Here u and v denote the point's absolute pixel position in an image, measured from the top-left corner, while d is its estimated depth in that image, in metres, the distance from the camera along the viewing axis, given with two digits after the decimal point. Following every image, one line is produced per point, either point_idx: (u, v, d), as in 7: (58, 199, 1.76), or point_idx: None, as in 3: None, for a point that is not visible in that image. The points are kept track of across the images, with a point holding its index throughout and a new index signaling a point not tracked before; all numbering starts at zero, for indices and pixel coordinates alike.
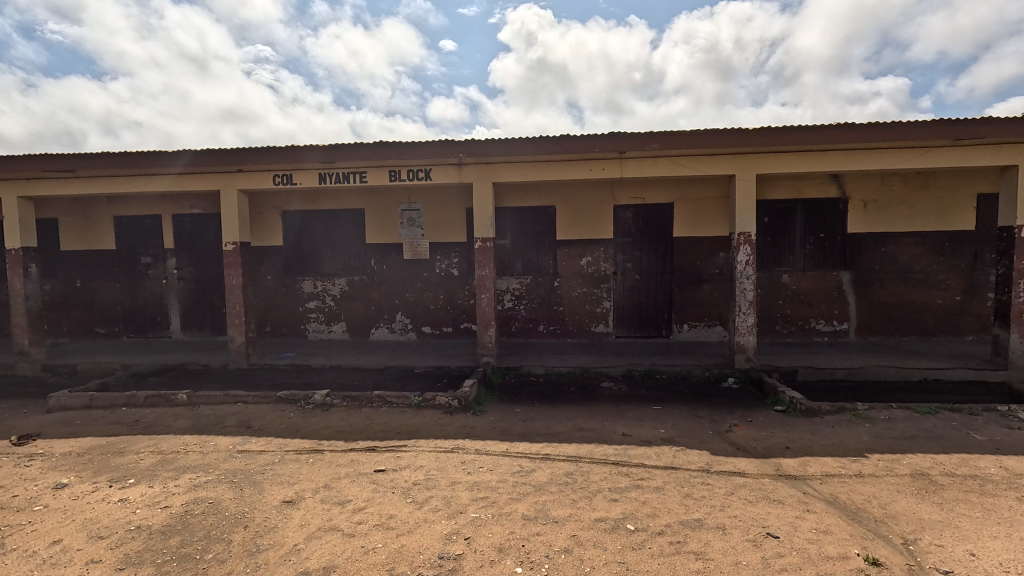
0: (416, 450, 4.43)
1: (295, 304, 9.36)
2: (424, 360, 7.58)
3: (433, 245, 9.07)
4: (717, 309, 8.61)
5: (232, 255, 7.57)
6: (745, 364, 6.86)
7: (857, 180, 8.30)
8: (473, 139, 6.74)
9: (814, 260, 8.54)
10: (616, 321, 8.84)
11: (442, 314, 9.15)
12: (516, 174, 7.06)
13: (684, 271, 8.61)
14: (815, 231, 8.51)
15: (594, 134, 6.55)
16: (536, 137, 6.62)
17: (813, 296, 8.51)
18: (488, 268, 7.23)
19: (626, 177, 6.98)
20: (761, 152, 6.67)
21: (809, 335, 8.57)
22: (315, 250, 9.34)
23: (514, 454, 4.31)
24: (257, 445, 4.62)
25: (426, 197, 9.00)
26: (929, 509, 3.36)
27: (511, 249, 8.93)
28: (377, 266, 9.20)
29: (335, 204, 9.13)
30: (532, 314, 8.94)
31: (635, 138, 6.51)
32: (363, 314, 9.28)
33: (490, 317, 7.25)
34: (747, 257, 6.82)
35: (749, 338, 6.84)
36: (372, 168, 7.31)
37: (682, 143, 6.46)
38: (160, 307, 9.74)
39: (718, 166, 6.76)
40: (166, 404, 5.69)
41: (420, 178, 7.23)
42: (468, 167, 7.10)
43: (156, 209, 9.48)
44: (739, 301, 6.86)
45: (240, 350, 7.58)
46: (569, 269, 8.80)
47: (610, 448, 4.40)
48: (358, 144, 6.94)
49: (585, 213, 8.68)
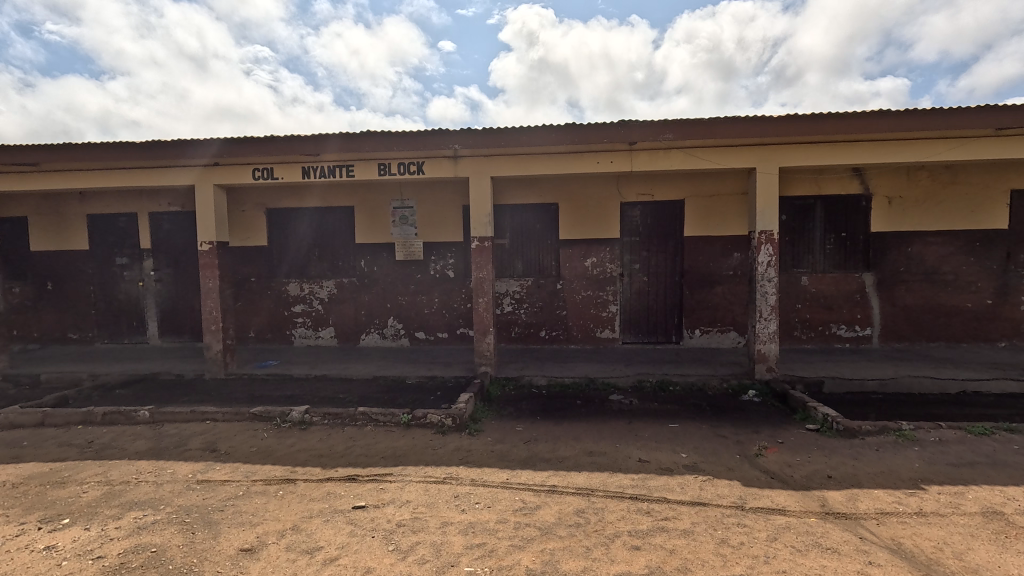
0: (401, 481, 3.85)
1: (280, 308, 8.78)
2: (417, 370, 6.99)
3: (427, 245, 8.50)
4: (731, 313, 8.05)
5: (207, 256, 6.96)
6: (766, 374, 6.28)
7: (880, 175, 7.74)
8: (469, 129, 6.16)
9: (834, 260, 7.97)
10: (623, 326, 8.28)
11: (437, 318, 8.57)
12: (518, 167, 6.47)
13: (696, 273, 8.05)
14: (836, 230, 7.95)
15: (602, 122, 5.97)
16: (539, 126, 6.04)
17: (834, 299, 7.94)
18: (486, 269, 6.65)
19: (636, 171, 6.41)
20: (783, 143, 6.11)
21: (829, 340, 8.00)
22: (301, 250, 8.76)
23: (515, 486, 3.73)
24: (221, 473, 4.03)
25: (420, 193, 8.42)
26: (1017, 562, 2.78)
27: (510, 250, 8.36)
28: (367, 267, 8.63)
29: (323, 201, 8.55)
30: (533, 318, 8.37)
31: (647, 127, 5.93)
32: (353, 319, 8.71)
33: (488, 323, 6.65)
34: (769, 258, 6.23)
35: (771, 346, 6.26)
36: (360, 161, 6.73)
37: (699, 133, 5.90)
38: (137, 310, 9.15)
39: (737, 159, 6.19)
40: (126, 422, 5.10)
41: (411, 172, 6.66)
42: (464, 159, 6.52)
43: (132, 206, 8.90)
44: (760, 306, 6.28)
45: (217, 359, 6.99)
46: (572, 271, 8.24)
47: (626, 478, 3.82)
48: (344, 134, 6.36)
49: (590, 211, 8.11)
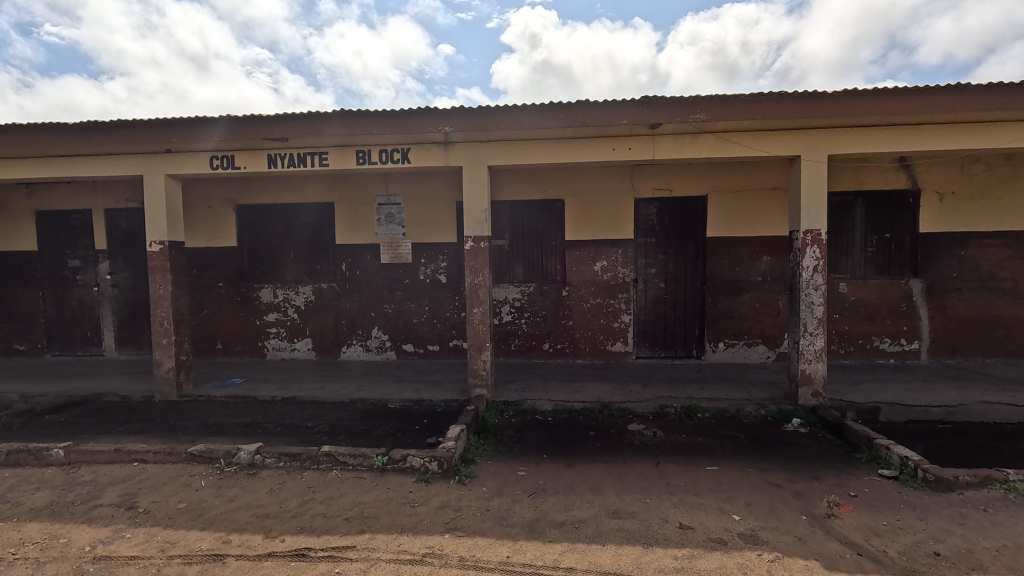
0: (366, 560, 2.87)
1: (251, 316, 7.82)
2: (402, 391, 6.04)
3: (416, 247, 7.55)
4: (760, 325, 7.11)
5: (157, 258, 5.96)
6: (812, 400, 5.34)
7: (930, 167, 6.81)
8: (461, 107, 5.19)
9: (876, 265, 7.04)
10: (637, 338, 7.33)
11: (426, 329, 7.60)
12: (520, 155, 5.52)
13: (719, 279, 7.12)
14: (879, 231, 7.01)
15: (620, 100, 5.00)
16: (545, 105, 5.07)
17: (876, 308, 7.00)
18: (482, 274, 5.67)
19: (657, 160, 5.47)
20: (834, 126, 5.15)
21: (871, 355, 7.06)
22: (276, 252, 7.80)
23: (518, 570, 2.75)
24: (129, 546, 3.04)
25: (408, 187, 7.48)
26: None
27: (509, 253, 7.41)
28: (349, 271, 7.66)
29: (300, 197, 7.61)
30: (534, 329, 7.41)
31: (674, 106, 4.96)
32: (332, 329, 7.75)
33: (484, 338, 5.69)
34: (815, 261, 5.26)
35: (818, 366, 5.31)
36: (335, 147, 5.76)
37: (736, 113, 4.94)
38: (91, 319, 8.14)
39: (780, 145, 5.22)
40: (35, 464, 4.11)
41: (394, 160, 5.69)
42: (456, 146, 5.57)
43: (85, 202, 7.93)
44: (804, 319, 5.32)
45: (168, 379, 6.00)
46: (580, 277, 7.29)
47: (668, 556, 2.86)
48: (312, 114, 5.37)
49: (600, 208, 7.18)
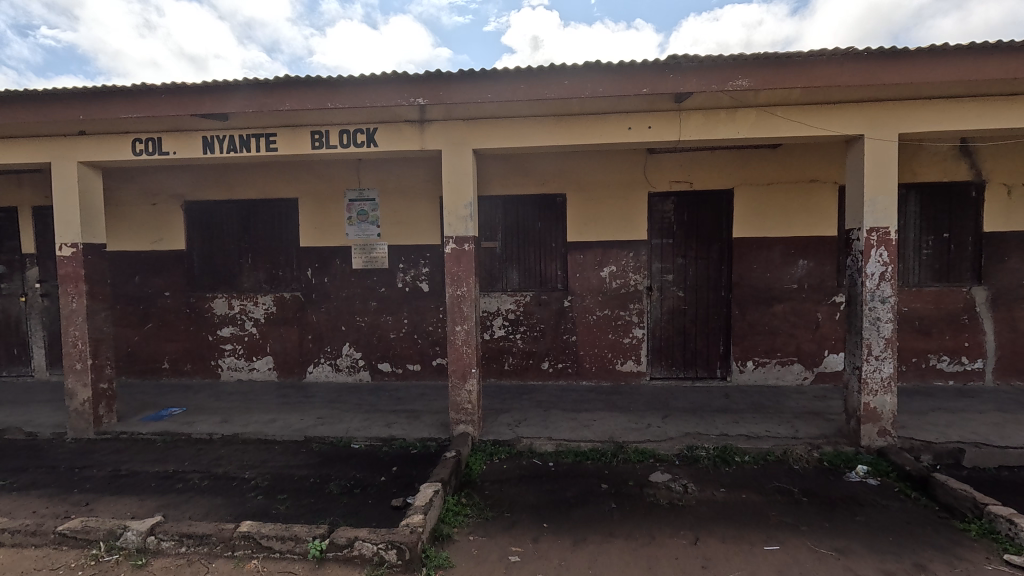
0: None
1: (202, 331, 6.73)
2: (370, 426, 4.95)
3: (393, 250, 6.47)
4: (795, 341, 6.06)
5: (68, 265, 4.84)
6: (878, 440, 4.28)
7: (998, 154, 5.78)
8: (437, 71, 4.08)
9: (932, 270, 5.99)
10: (650, 356, 6.26)
11: (405, 346, 6.52)
12: (512, 136, 4.46)
13: (748, 287, 6.07)
14: (936, 230, 5.96)
15: (639, 63, 3.92)
16: (543, 69, 3.98)
17: (933, 322, 5.95)
18: (466, 285, 4.58)
19: (683, 142, 4.41)
20: (907, 98, 4.09)
21: (926, 376, 6.02)
22: (230, 256, 6.71)
23: None
24: None
25: (383, 181, 6.41)
26: None
27: (502, 257, 6.35)
28: (316, 278, 6.57)
29: (259, 193, 6.55)
30: (531, 346, 6.34)
31: (708, 71, 3.89)
32: (297, 345, 6.66)
33: (469, 362, 4.60)
34: (882, 268, 4.19)
35: (886, 399, 4.24)
36: (284, 126, 4.66)
37: (788, 79, 3.86)
38: (16, 335, 7.02)
39: (839, 123, 4.16)
40: None
41: (358, 143, 4.60)
42: (434, 125, 4.49)
43: (10, 199, 6.83)
44: (868, 340, 4.24)
45: (83, 413, 4.88)
46: (584, 284, 6.23)
47: None
48: (250, 83, 4.23)
49: (607, 203, 6.13)
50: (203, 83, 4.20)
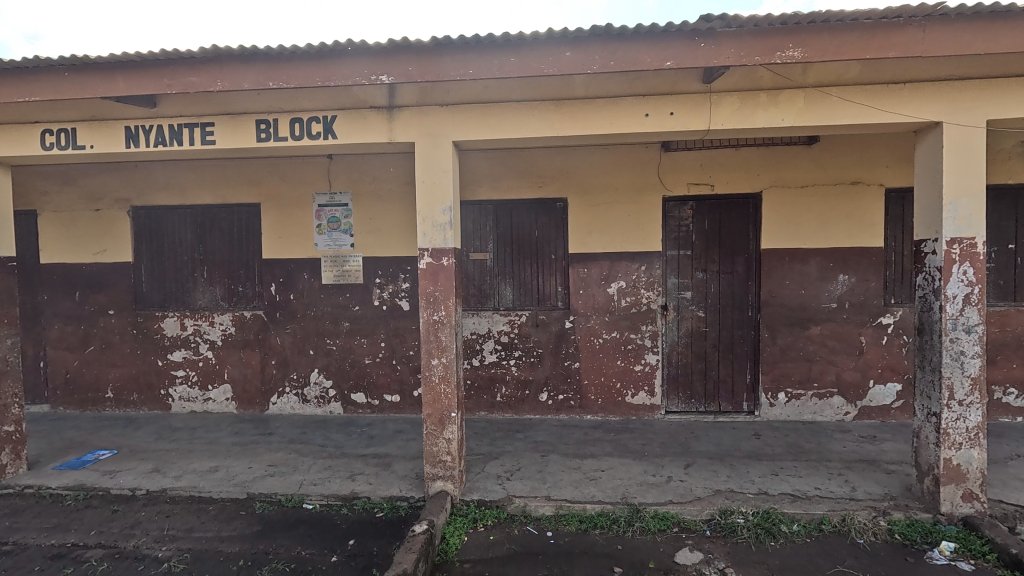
0: None
1: (150, 355, 5.86)
2: (329, 478, 4.07)
3: (369, 262, 5.62)
4: (835, 369, 5.18)
5: None
6: (963, 506, 3.39)
7: None
8: (408, 40, 3.23)
9: (996, 287, 5.12)
10: (666, 387, 5.39)
11: (381, 373, 5.65)
12: (502, 124, 3.61)
13: (780, 306, 5.20)
14: (1000, 240, 5.10)
15: (664, 28, 3.07)
16: (540, 36, 3.14)
17: (997, 348, 5.08)
18: (445, 308, 3.71)
19: (714, 132, 3.56)
20: (998, 76, 3.25)
21: (990, 412, 5.12)
22: (183, 268, 5.86)
23: None
24: None
25: (357, 183, 5.57)
26: None
27: (494, 270, 5.50)
28: (280, 294, 5.72)
29: (215, 197, 5.71)
30: (528, 374, 5.46)
31: (750, 40, 3.06)
32: (258, 372, 5.79)
33: (448, 402, 3.72)
34: (965, 289, 3.32)
35: (972, 454, 3.36)
36: (224, 113, 3.82)
37: (853, 48, 3.02)
38: None
39: (912, 106, 3.30)
40: None
41: (313, 134, 3.75)
42: (405, 111, 3.65)
43: None
44: (949, 380, 3.36)
45: None
46: (589, 303, 5.37)
47: None
48: (173, 57, 3.38)
49: (616, 208, 5.28)
50: (115, 56, 3.36)
